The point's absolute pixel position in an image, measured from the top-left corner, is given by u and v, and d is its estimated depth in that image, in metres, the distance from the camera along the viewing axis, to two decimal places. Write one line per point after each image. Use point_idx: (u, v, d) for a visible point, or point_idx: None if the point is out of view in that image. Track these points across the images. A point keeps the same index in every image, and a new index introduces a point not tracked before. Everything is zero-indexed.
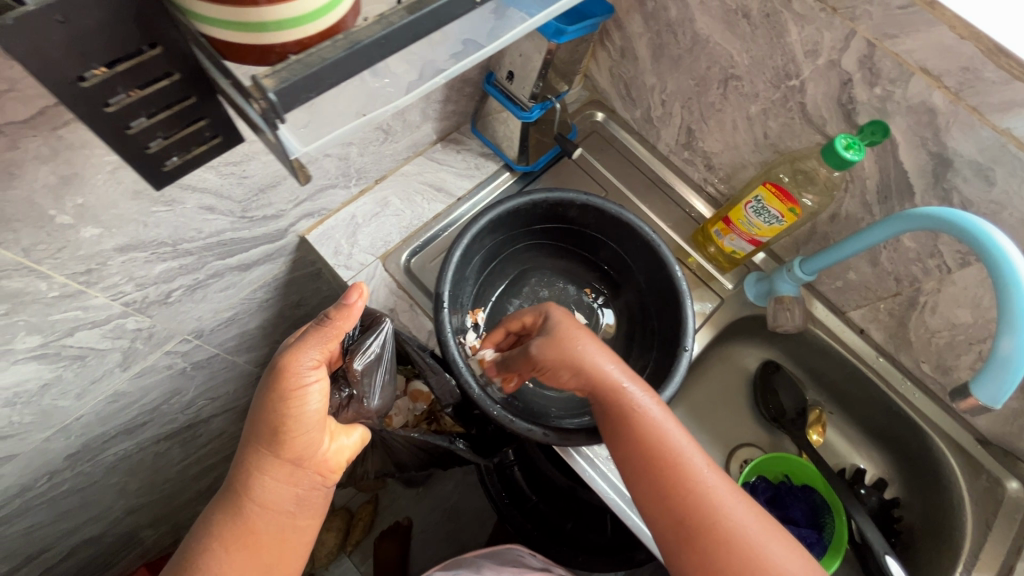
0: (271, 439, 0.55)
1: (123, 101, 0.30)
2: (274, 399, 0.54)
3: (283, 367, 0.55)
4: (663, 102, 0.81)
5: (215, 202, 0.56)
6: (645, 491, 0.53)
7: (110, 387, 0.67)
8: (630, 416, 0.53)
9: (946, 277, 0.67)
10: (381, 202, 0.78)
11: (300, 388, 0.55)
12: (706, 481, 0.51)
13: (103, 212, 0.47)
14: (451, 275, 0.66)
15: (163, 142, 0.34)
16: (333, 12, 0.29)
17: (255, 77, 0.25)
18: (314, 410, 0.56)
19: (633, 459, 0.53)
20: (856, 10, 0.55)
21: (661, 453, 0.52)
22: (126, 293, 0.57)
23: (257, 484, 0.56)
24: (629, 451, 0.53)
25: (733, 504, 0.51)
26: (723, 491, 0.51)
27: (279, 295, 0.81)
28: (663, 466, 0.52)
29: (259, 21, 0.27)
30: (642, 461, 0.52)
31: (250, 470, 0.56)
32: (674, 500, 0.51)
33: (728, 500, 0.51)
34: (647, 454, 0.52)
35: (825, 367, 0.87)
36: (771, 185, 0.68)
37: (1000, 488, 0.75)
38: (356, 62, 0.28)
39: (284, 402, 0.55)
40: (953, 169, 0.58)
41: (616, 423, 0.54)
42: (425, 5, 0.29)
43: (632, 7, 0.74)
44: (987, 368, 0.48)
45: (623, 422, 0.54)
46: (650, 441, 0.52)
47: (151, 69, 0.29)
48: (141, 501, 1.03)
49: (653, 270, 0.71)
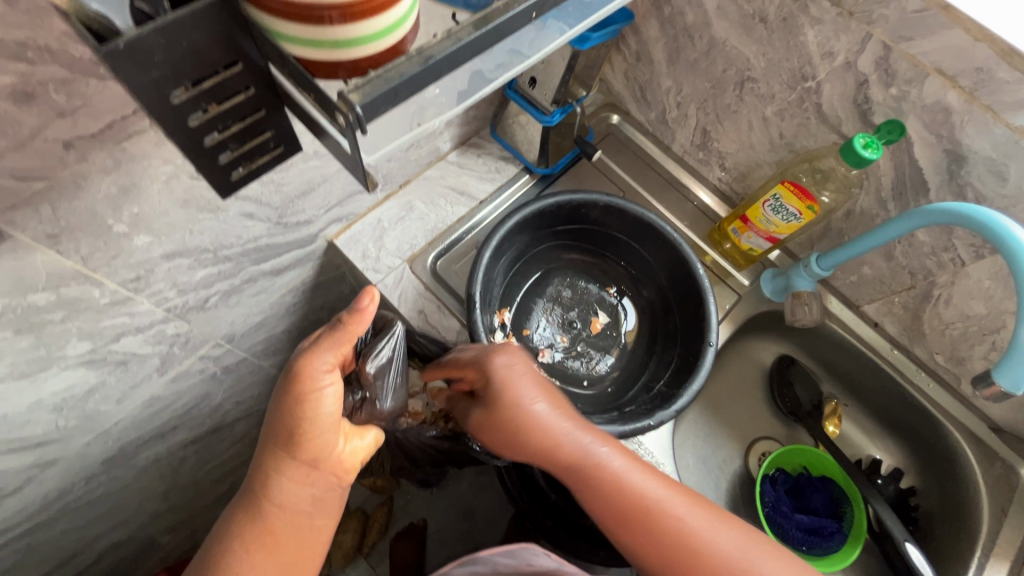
0: (287, 440, 0.56)
1: (203, 116, 0.31)
2: (288, 404, 0.55)
3: (299, 371, 0.55)
4: (679, 104, 0.83)
5: (255, 209, 0.58)
6: (631, 544, 0.57)
7: (147, 392, 0.69)
8: (601, 482, 0.57)
9: (960, 270, 0.69)
10: (406, 206, 0.80)
11: (315, 389, 0.55)
12: (684, 519, 0.56)
13: (155, 220, 0.48)
14: (482, 276, 0.67)
15: (232, 154, 0.35)
16: (398, 30, 0.32)
17: (342, 92, 0.27)
18: (328, 412, 0.56)
19: (614, 518, 0.57)
20: (872, 14, 0.57)
21: (637, 506, 0.56)
22: (169, 299, 0.58)
23: (273, 487, 0.57)
24: (606, 513, 0.57)
25: (712, 530, 0.56)
26: (701, 523, 0.56)
27: (305, 298, 0.83)
28: (640, 521, 0.56)
29: (333, 39, 0.29)
30: (621, 522, 0.56)
31: (268, 471, 0.57)
32: (659, 548, 0.56)
33: (707, 528, 0.56)
34: (624, 513, 0.56)
35: (840, 360, 0.89)
36: (789, 183, 0.70)
37: (1014, 475, 0.77)
38: (427, 77, 0.30)
39: (298, 406, 0.55)
40: (968, 165, 0.60)
41: (589, 490, 0.57)
42: (488, 22, 0.31)
43: (649, 13, 0.76)
44: (1010, 357, 0.50)
45: (595, 488, 0.57)
46: (623, 498, 0.56)
47: (231, 85, 0.31)
48: (166, 504, 1.04)
49: (676, 268, 0.73)
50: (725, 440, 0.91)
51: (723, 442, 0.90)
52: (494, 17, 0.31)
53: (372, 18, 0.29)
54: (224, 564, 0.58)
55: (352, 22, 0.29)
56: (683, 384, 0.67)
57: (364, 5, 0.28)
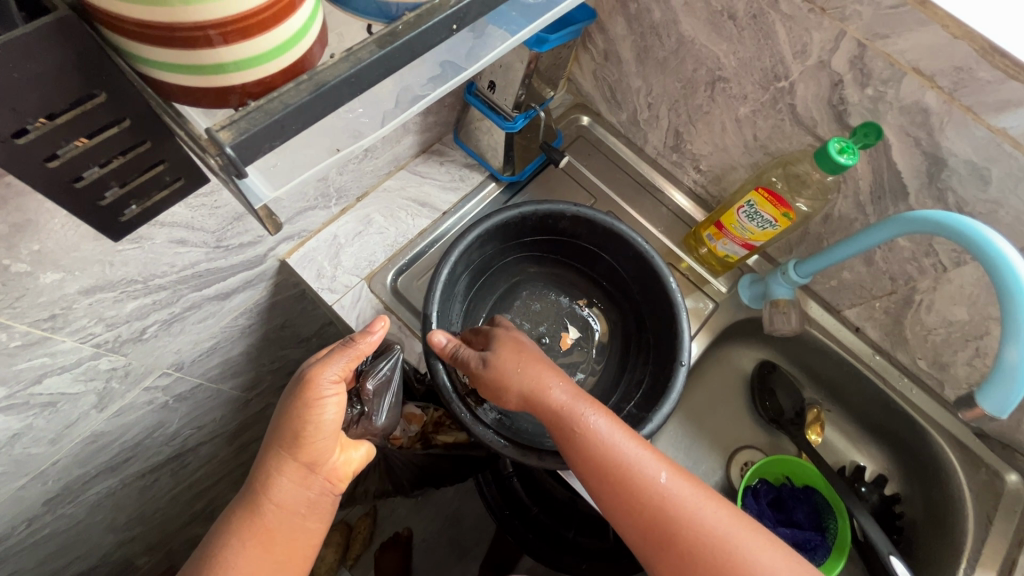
0: (292, 442, 0.53)
1: (70, 152, 0.27)
2: (299, 404, 0.53)
3: (310, 378, 0.54)
4: (650, 104, 0.79)
5: (187, 234, 0.53)
6: (609, 507, 0.53)
7: (86, 430, 0.64)
8: (583, 438, 0.52)
9: (942, 275, 0.67)
10: (364, 220, 0.75)
11: (321, 396, 0.54)
12: (669, 487, 0.51)
13: (64, 256, 0.44)
14: (439, 296, 0.63)
15: (119, 191, 0.31)
16: (297, 46, 0.27)
17: (210, 130, 0.23)
18: (333, 420, 0.54)
19: (592, 481, 0.52)
20: (846, 10, 0.53)
21: (618, 470, 0.51)
22: (97, 335, 0.54)
23: (275, 486, 0.53)
24: (585, 472, 0.52)
25: (699, 506, 0.51)
26: (687, 495, 0.51)
27: (262, 319, 0.78)
28: (622, 485, 0.51)
29: (216, 63, 0.25)
30: (599, 484, 0.52)
31: (266, 473, 0.53)
32: (638, 516, 0.51)
33: (692, 501, 0.51)
34: (605, 474, 0.51)
35: (823, 367, 0.86)
36: (763, 190, 0.66)
37: (999, 481, 0.75)
38: (322, 106, 0.26)
39: (308, 407, 0.53)
40: (948, 169, 0.56)
41: (570, 448, 0.53)
42: (396, 38, 0.27)
43: (614, 9, 0.72)
44: (994, 376, 0.47)
45: (577, 444, 0.53)
46: (604, 461, 0.51)
47: (99, 117, 0.27)
48: (131, 533, 1.00)
49: (647, 281, 0.70)
50: (706, 451, 0.88)
51: (704, 453, 0.87)
52: (403, 32, 0.27)
53: (258, 37, 0.25)
54: (214, 561, 0.52)
55: (233, 43, 0.24)
56: (653, 405, 0.63)
57: (243, 22, 0.24)
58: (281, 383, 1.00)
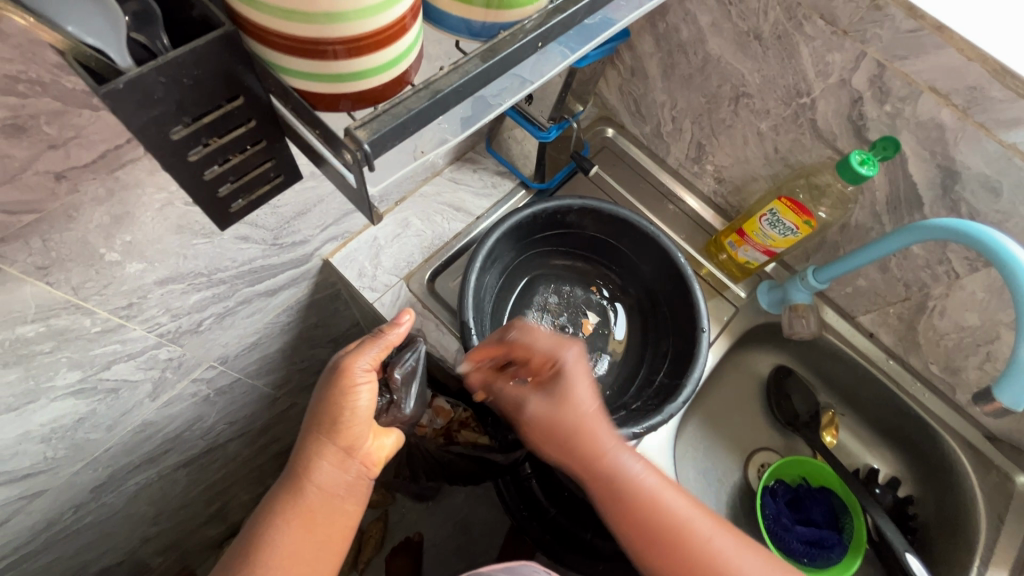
0: (330, 427, 0.56)
1: (203, 150, 0.31)
2: (336, 392, 0.56)
3: (344, 367, 0.57)
4: (674, 118, 0.83)
5: (250, 231, 0.57)
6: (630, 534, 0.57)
7: (138, 418, 0.67)
8: (631, 490, 0.56)
9: (954, 282, 0.70)
10: (402, 223, 0.79)
11: (355, 383, 0.57)
12: (709, 539, 0.56)
13: (149, 247, 0.47)
14: (472, 299, 0.66)
15: (232, 186, 0.35)
16: (402, 62, 0.31)
17: (348, 129, 0.26)
18: (367, 405, 0.57)
19: (614, 506, 0.57)
20: (866, 33, 0.57)
21: (663, 520, 0.56)
22: (162, 324, 0.57)
23: (314, 470, 0.56)
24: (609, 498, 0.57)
25: (735, 555, 0.56)
26: (725, 544, 0.56)
27: (300, 317, 0.81)
28: (643, 512, 0.56)
29: (338, 72, 0.29)
30: (643, 532, 0.56)
31: (306, 457, 0.56)
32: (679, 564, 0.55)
33: (702, 527, 0.56)
34: (650, 524, 0.56)
35: (836, 370, 0.89)
36: (786, 198, 0.70)
37: (1009, 483, 0.78)
38: (436, 110, 0.29)
39: (344, 395, 0.56)
40: (961, 181, 0.60)
41: (613, 496, 0.57)
42: (496, 53, 0.31)
43: (643, 28, 0.76)
44: (1009, 372, 0.51)
45: (624, 495, 0.56)
46: (628, 491, 0.57)
47: (234, 118, 0.30)
48: (156, 528, 1.02)
49: (659, 260, 0.73)
50: (725, 452, 0.90)
51: (722, 454, 0.90)
52: (502, 48, 0.31)
53: (376, 52, 0.29)
54: (261, 544, 0.55)
55: (356, 57, 0.28)
56: (677, 382, 0.67)
57: (367, 40, 0.28)
58: (307, 382, 1.03)
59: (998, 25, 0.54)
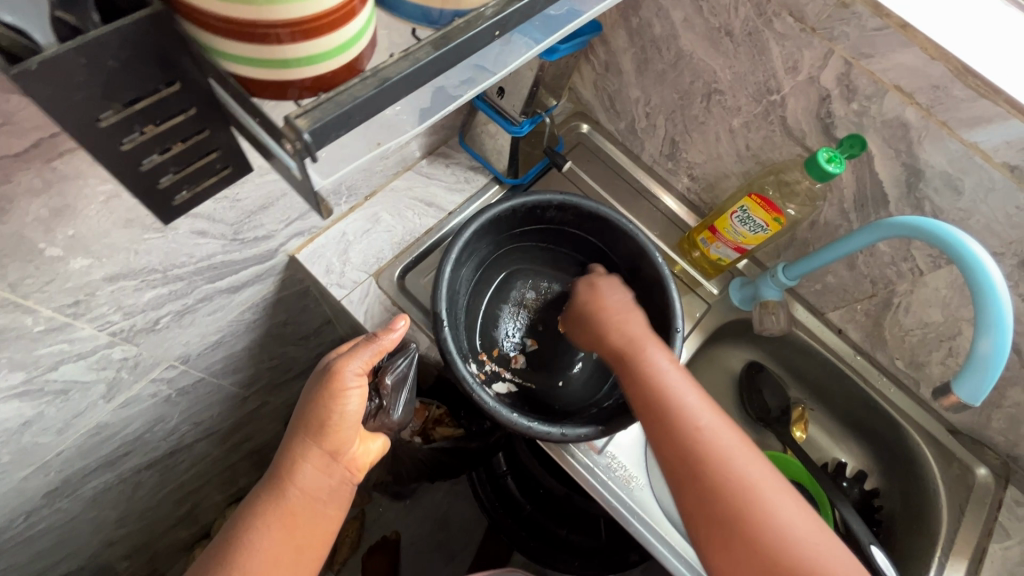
0: (318, 430, 0.55)
1: (137, 139, 0.29)
2: (325, 395, 0.55)
3: (336, 368, 0.56)
4: (647, 114, 0.82)
5: (207, 225, 0.55)
6: (654, 435, 0.56)
7: (93, 420, 0.64)
8: (641, 368, 0.58)
9: (918, 279, 0.71)
10: (372, 218, 0.77)
11: (346, 387, 0.56)
12: (708, 432, 0.54)
13: (94, 241, 0.45)
14: (446, 291, 0.65)
15: (174, 177, 0.33)
16: (353, 48, 0.30)
17: (287, 117, 0.25)
18: (356, 410, 0.56)
19: (640, 402, 0.57)
20: (834, 31, 0.57)
21: (663, 400, 0.56)
22: (114, 323, 0.55)
23: (298, 472, 0.54)
24: (635, 396, 0.57)
25: (735, 452, 0.54)
26: (724, 440, 0.54)
27: (267, 314, 0.79)
28: (667, 410, 0.55)
29: (282, 58, 0.27)
30: (645, 412, 0.56)
31: (291, 459, 0.54)
32: (672, 445, 0.54)
33: (729, 448, 0.54)
34: (677, 429, 0.54)
35: (807, 366, 0.90)
36: (756, 196, 0.70)
37: (971, 474, 0.80)
38: (385, 98, 0.28)
39: (334, 397, 0.55)
40: (924, 179, 0.61)
41: (642, 396, 0.57)
42: (449, 41, 0.30)
43: (617, 23, 0.76)
44: (967, 369, 0.52)
45: (633, 374, 0.58)
46: (654, 388, 0.56)
47: (170, 104, 0.29)
48: (120, 532, 0.99)
49: (636, 259, 0.72)
50: None
51: None
52: (455, 36, 0.30)
53: (324, 37, 0.27)
54: (238, 546, 0.52)
55: (301, 41, 0.27)
56: None
57: (312, 23, 0.26)
58: (278, 380, 1.00)
59: (960, 26, 0.55)
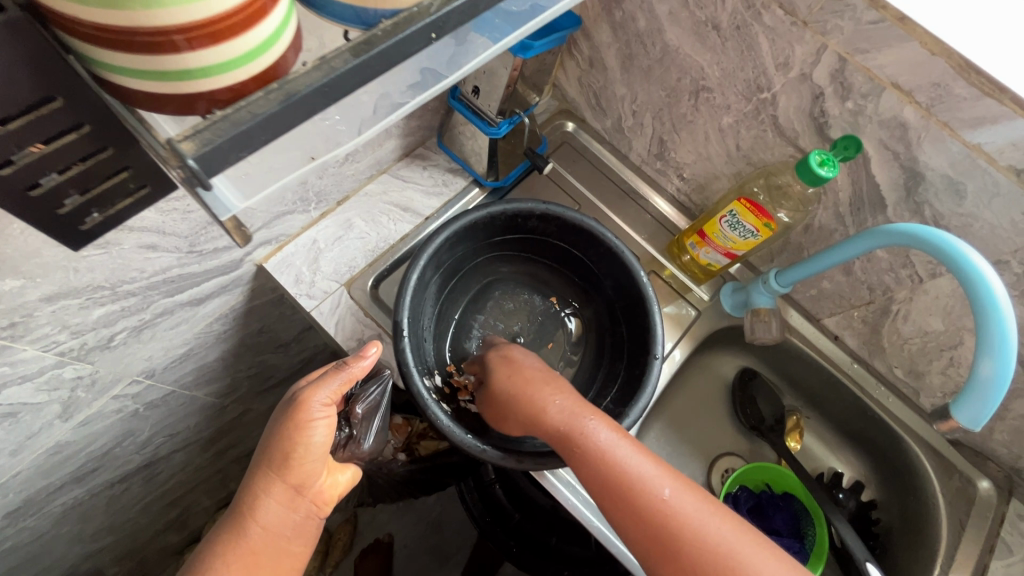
0: (281, 464, 0.52)
1: (25, 157, 0.27)
2: (289, 426, 0.52)
3: (301, 400, 0.53)
4: (634, 112, 0.78)
5: (157, 240, 0.51)
6: (617, 517, 0.51)
7: (51, 440, 0.62)
8: (584, 451, 0.53)
9: (918, 286, 0.68)
10: (345, 225, 0.74)
11: (312, 419, 0.53)
12: (672, 501, 0.50)
13: (24, 262, 0.42)
14: (409, 300, 0.61)
15: (79, 198, 0.32)
16: (269, 52, 0.26)
17: (171, 140, 0.24)
18: (322, 441, 0.53)
19: (594, 488, 0.52)
20: (827, 24, 0.53)
21: (610, 481, 0.51)
22: (60, 343, 0.52)
23: (259, 509, 0.51)
24: (588, 482, 0.52)
25: (704, 517, 0.49)
26: (689, 506, 0.50)
27: (239, 324, 0.76)
28: (623, 491, 0.50)
29: (180, 68, 0.24)
30: (604, 498, 0.51)
31: (252, 494, 0.51)
32: (641, 529, 0.50)
33: (697, 515, 0.49)
34: (637, 510, 0.50)
35: (802, 373, 0.87)
36: (745, 200, 0.67)
37: (972, 488, 0.77)
38: (294, 113, 0.27)
39: (298, 430, 0.52)
40: (925, 183, 0.57)
41: (593, 481, 0.52)
42: (373, 46, 0.28)
43: (600, 16, 0.72)
44: (968, 392, 0.49)
45: (579, 459, 0.53)
46: (603, 471, 0.51)
47: (56, 122, 0.27)
48: (101, 544, 0.97)
49: (619, 277, 0.69)
50: (689, 456, 0.87)
51: (686, 460, 0.87)
52: (381, 41, 0.28)
53: (229, 41, 0.24)
54: None
55: (201, 48, 0.23)
56: (626, 407, 0.63)
57: (211, 27, 0.23)
58: (259, 389, 0.97)
59: (963, 18, 0.51)
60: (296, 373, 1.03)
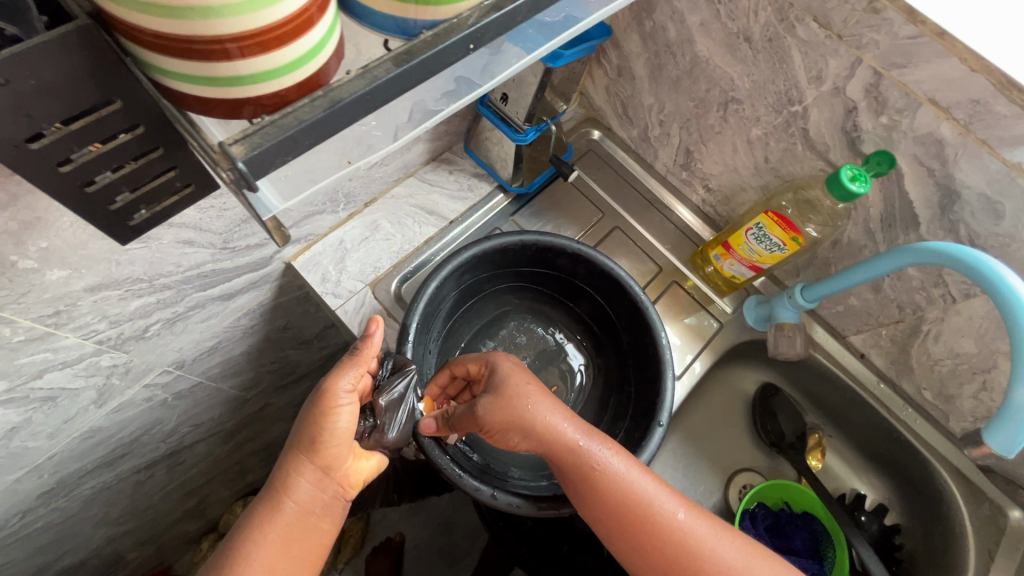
0: (309, 446, 0.52)
1: (84, 156, 0.29)
2: (314, 412, 0.52)
3: (324, 388, 0.53)
4: (661, 121, 0.78)
5: (194, 235, 0.53)
6: (628, 546, 0.52)
7: (84, 425, 0.64)
8: (600, 478, 0.52)
9: (950, 306, 0.66)
10: (371, 226, 0.75)
11: (336, 405, 0.53)
12: (686, 525, 0.51)
13: (71, 253, 0.44)
14: (422, 307, 0.63)
15: (129, 196, 0.34)
16: (314, 60, 0.27)
17: (222, 144, 0.26)
18: (347, 426, 0.53)
19: (607, 517, 0.52)
20: (862, 38, 0.53)
21: (626, 509, 0.51)
22: (99, 331, 0.54)
23: (292, 487, 0.52)
24: (600, 511, 0.52)
25: (715, 541, 0.51)
26: (704, 532, 0.51)
27: (265, 320, 0.78)
28: (638, 519, 0.51)
29: (230, 76, 0.25)
30: (619, 530, 0.52)
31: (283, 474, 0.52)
32: (653, 558, 0.51)
33: (709, 540, 0.51)
34: (650, 539, 0.51)
35: (826, 393, 0.85)
36: (772, 213, 0.66)
37: (1002, 517, 0.74)
38: (335, 121, 0.28)
39: (323, 415, 0.52)
40: (960, 201, 0.56)
41: (606, 510, 0.52)
42: (414, 56, 0.29)
43: (629, 26, 0.72)
44: (1000, 418, 0.48)
45: (594, 487, 0.52)
46: (619, 499, 0.51)
47: (111, 124, 0.28)
48: (124, 529, 1.00)
49: (637, 330, 0.69)
50: (706, 471, 0.86)
51: (703, 474, 0.86)
52: (421, 51, 0.29)
53: (278, 50, 0.25)
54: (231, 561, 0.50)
55: (253, 56, 0.24)
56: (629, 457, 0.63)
57: (262, 36, 0.24)
58: (280, 383, 0.99)
59: (1005, 34, 0.50)
60: (317, 368, 1.04)
